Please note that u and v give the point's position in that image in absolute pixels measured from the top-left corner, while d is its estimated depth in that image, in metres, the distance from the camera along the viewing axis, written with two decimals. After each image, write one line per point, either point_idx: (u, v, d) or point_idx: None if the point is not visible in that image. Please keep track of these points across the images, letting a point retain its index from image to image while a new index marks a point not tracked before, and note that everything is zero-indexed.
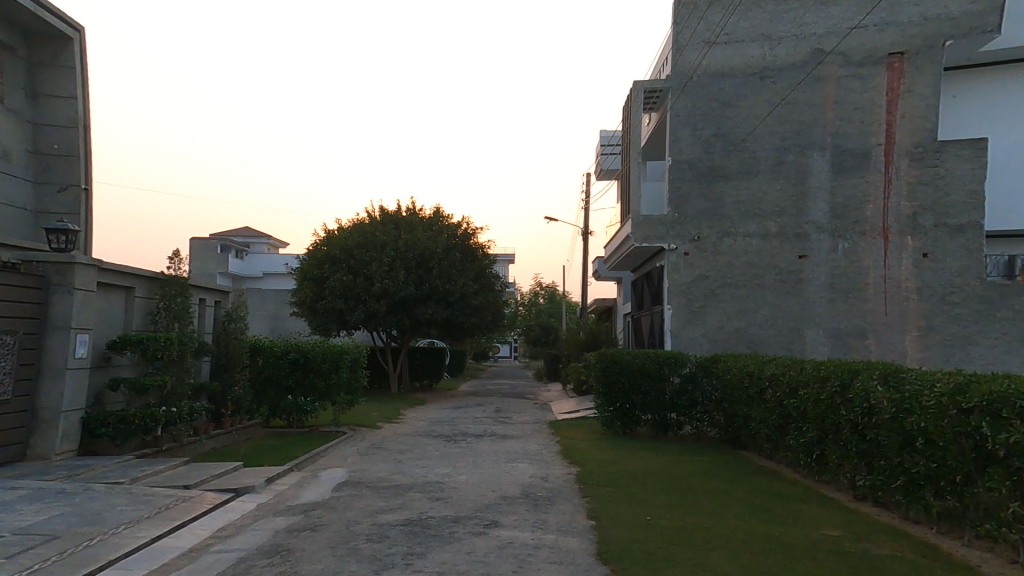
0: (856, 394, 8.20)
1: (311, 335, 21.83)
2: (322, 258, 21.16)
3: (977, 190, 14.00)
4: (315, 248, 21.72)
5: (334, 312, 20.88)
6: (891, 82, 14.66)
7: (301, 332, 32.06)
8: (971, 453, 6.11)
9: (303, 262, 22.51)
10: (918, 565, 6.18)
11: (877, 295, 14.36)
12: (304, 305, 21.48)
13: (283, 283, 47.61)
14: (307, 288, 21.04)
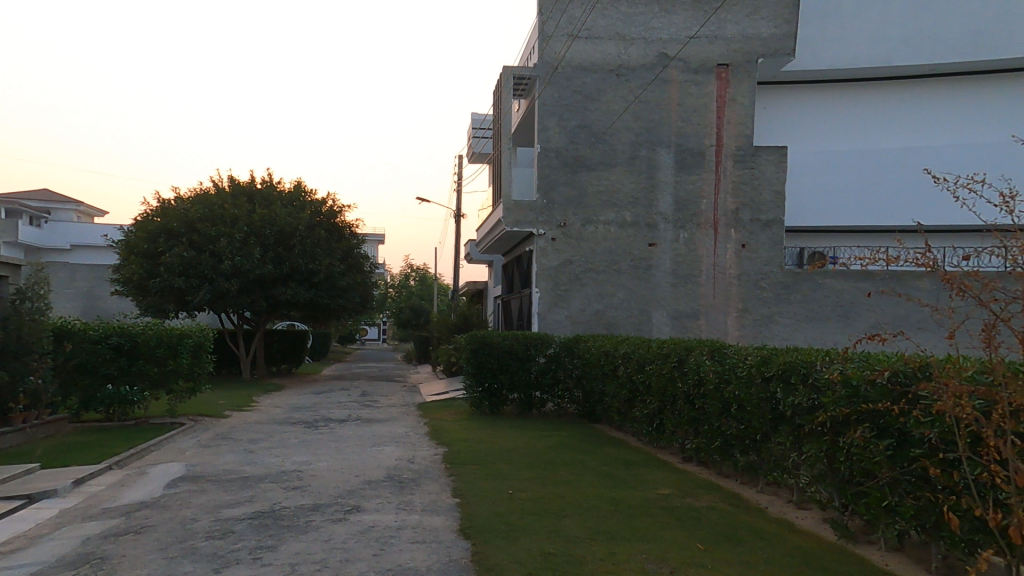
0: (689, 368, 9.29)
1: (141, 318, 19.41)
2: (156, 230, 18.85)
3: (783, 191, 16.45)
4: (145, 219, 19.26)
5: (173, 292, 18.68)
6: (719, 90, 16.54)
7: (125, 314, 28.15)
8: (769, 414, 7.28)
9: (128, 233, 19.85)
10: (726, 512, 7.24)
11: (710, 281, 16.30)
12: (133, 282, 19.02)
13: (99, 257, 41.25)
14: (138, 263, 18.58)
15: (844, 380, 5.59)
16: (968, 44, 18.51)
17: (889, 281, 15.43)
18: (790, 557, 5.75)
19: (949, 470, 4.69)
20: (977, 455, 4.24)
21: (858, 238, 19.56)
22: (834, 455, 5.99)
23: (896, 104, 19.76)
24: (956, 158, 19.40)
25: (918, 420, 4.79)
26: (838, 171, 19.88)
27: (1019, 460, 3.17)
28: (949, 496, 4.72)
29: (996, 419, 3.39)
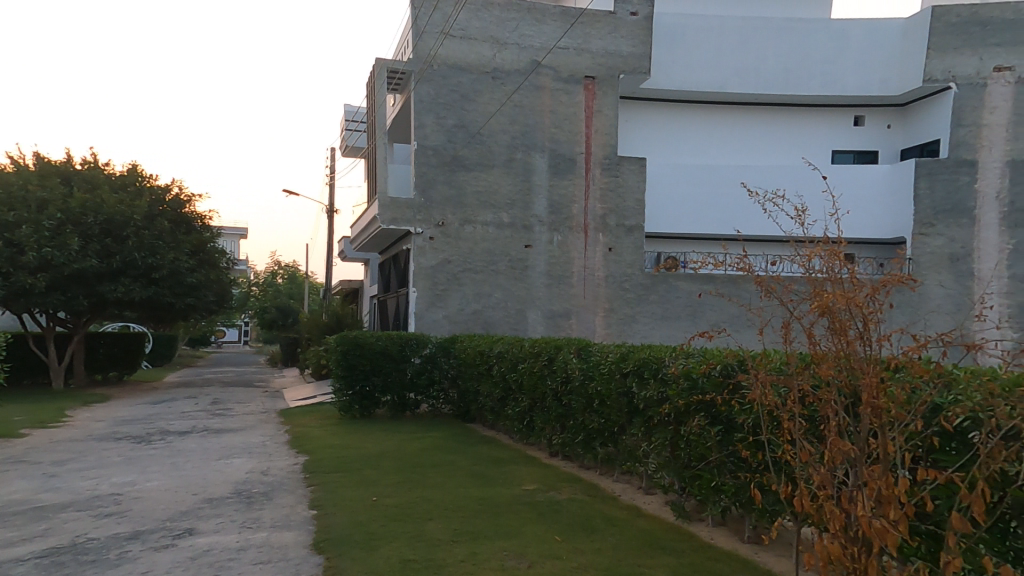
0: (557, 366, 9.59)
1: None
2: None
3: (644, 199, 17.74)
4: None
5: None
6: (587, 101, 17.46)
7: None
8: (625, 407, 7.71)
9: None
10: (583, 502, 7.56)
11: (580, 282, 17.12)
12: None
13: None
14: None
15: (685, 374, 6.07)
16: (785, 80, 20.94)
17: (724, 284, 17.26)
18: (632, 540, 6.13)
19: (760, 451, 5.28)
20: (781, 437, 4.79)
21: (698, 244, 21.49)
22: (676, 443, 6.51)
23: (735, 125, 22.12)
24: (772, 172, 21.00)
25: (739, 408, 5.33)
26: (682, 181, 20.98)
27: (803, 439, 3.60)
28: (759, 475, 5.31)
29: (788, 404, 3.82)
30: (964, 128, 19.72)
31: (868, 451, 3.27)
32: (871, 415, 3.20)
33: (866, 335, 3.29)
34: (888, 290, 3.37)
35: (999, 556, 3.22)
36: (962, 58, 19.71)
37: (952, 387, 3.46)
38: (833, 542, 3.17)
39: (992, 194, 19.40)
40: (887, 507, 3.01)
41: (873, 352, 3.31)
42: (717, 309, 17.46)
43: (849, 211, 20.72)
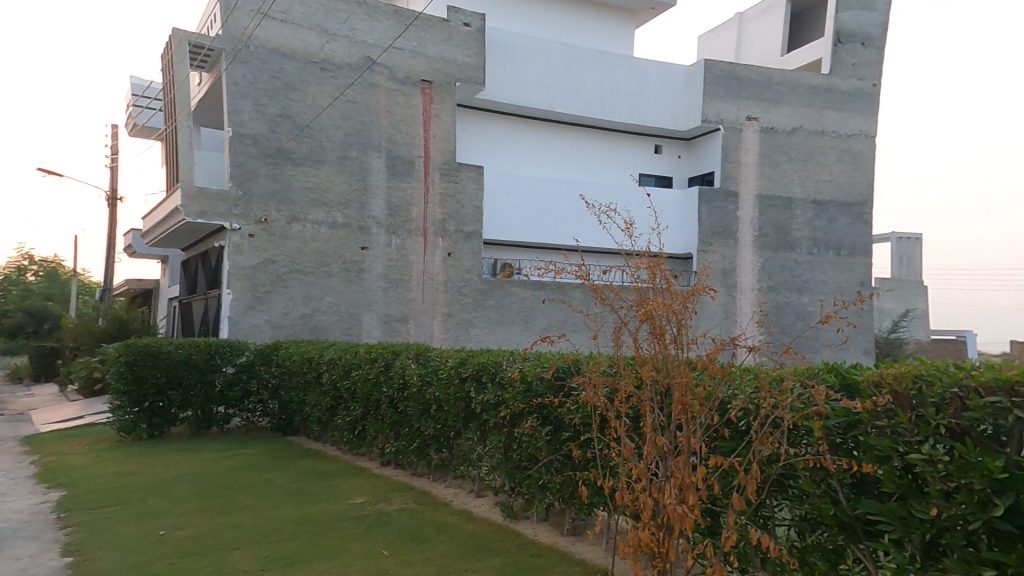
0: (395, 372, 9.24)
1: None
2: None
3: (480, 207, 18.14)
4: None
5: None
6: (425, 105, 17.34)
7: None
8: (462, 411, 7.74)
9: None
10: (414, 512, 7.39)
11: (419, 286, 16.92)
12: None
13: None
14: None
15: (521, 377, 6.32)
16: (601, 107, 23.30)
17: (556, 290, 18.46)
18: (461, 545, 6.17)
19: (585, 448, 5.70)
20: (604, 434, 5.24)
21: (534, 252, 22.73)
22: (509, 444, 6.76)
23: (561, 144, 23.95)
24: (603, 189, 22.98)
25: (569, 408, 5.70)
26: (515, 191, 21.94)
27: (625, 437, 3.95)
28: (582, 471, 5.74)
29: (615, 404, 4.20)
30: (729, 163, 24.08)
31: (674, 444, 3.72)
32: (679, 411, 3.65)
33: (680, 339, 3.75)
34: (695, 299, 3.88)
35: (756, 524, 3.93)
36: (728, 106, 24.09)
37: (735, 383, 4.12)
38: (643, 530, 3.55)
39: (750, 220, 24.04)
40: (686, 495, 3.47)
41: (683, 355, 3.79)
42: (549, 314, 18.64)
43: (668, 227, 23.76)
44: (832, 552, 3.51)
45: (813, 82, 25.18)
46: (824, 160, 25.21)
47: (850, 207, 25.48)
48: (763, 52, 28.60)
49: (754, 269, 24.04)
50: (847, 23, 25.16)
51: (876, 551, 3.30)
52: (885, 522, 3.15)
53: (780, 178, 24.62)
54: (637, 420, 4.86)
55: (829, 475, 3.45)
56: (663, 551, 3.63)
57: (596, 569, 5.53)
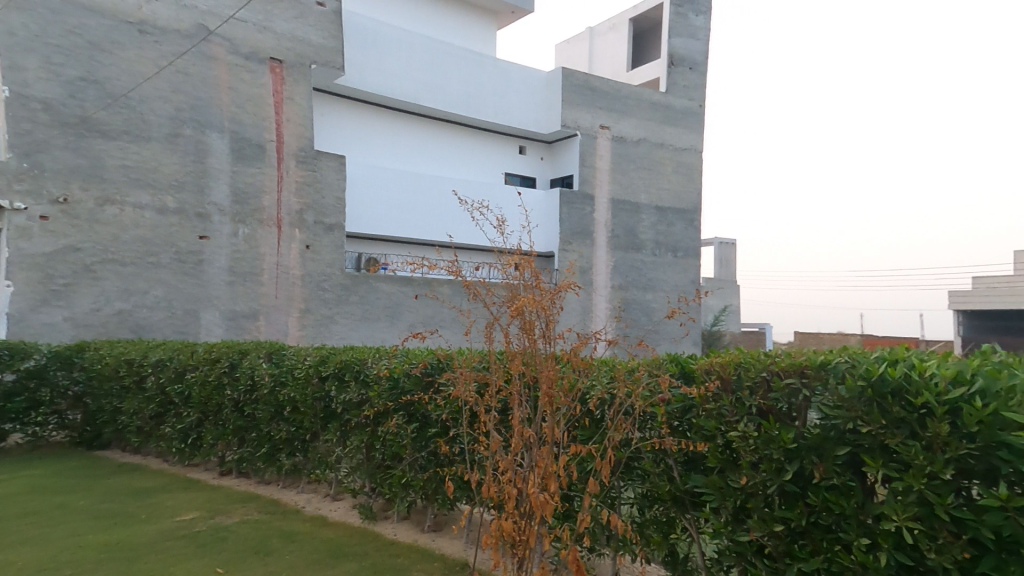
0: (242, 373, 8.37)
1: None
2: None
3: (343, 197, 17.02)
4: None
5: None
6: (275, 86, 15.93)
7: None
8: (321, 412, 7.29)
9: None
10: (260, 523, 6.80)
11: (272, 280, 15.57)
12: None
13: None
14: None
15: (389, 375, 6.16)
16: (467, 104, 23.45)
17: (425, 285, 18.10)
18: (313, 554, 5.84)
19: (452, 444, 5.70)
20: (472, 429, 5.33)
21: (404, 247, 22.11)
22: (372, 444, 6.57)
23: (427, 138, 23.61)
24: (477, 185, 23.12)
25: (438, 404, 5.68)
26: (381, 184, 21.08)
27: (493, 430, 4.03)
28: (448, 466, 5.75)
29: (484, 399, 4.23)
30: (585, 167, 25.84)
31: (539, 435, 3.85)
32: (545, 403, 3.78)
33: (548, 334, 3.93)
34: (561, 296, 4.10)
35: (605, 505, 4.29)
36: (583, 114, 25.78)
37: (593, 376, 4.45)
38: (506, 520, 3.59)
39: (604, 222, 26.05)
40: (548, 482, 3.54)
41: (550, 349, 3.95)
42: (419, 310, 18.35)
43: (536, 225, 24.86)
44: (665, 524, 3.99)
45: (654, 99, 27.96)
46: (663, 171, 28.27)
47: (684, 214, 28.86)
48: (612, 67, 31.04)
49: (608, 268, 26.13)
50: (680, 49, 28.34)
51: (699, 519, 3.80)
52: (708, 493, 3.65)
53: (628, 185, 27.01)
54: (503, 412, 5.03)
55: (667, 456, 3.89)
56: (524, 539, 3.67)
57: (456, 564, 5.58)
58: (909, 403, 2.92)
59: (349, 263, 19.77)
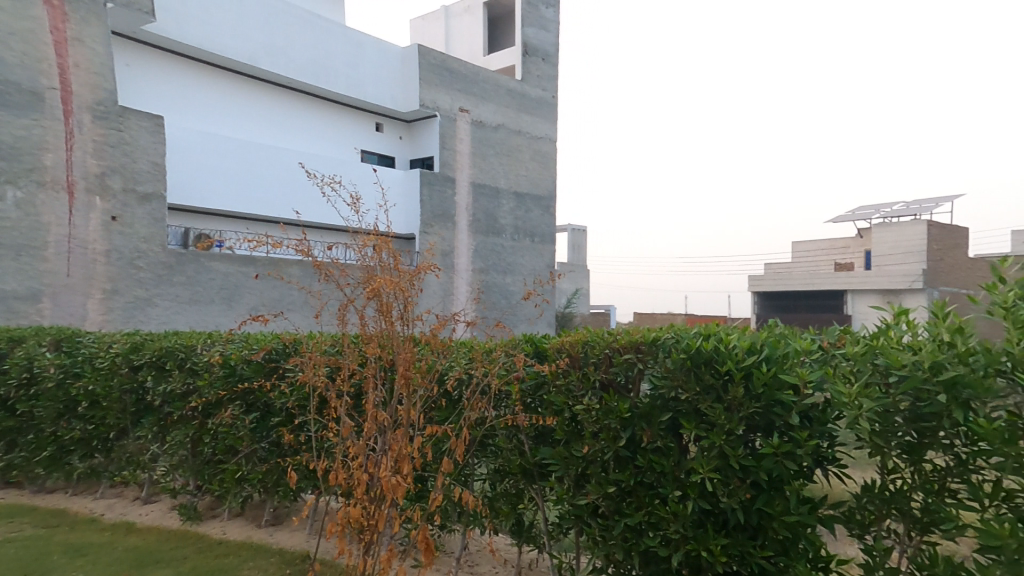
0: (14, 365, 6.95)
1: None
2: None
3: (159, 163, 15.01)
4: None
5: None
6: (53, 22, 13.51)
7: None
8: (132, 407, 6.38)
9: None
10: (41, 535, 5.76)
11: (59, 255, 13.41)
12: None
13: None
14: None
15: (223, 361, 5.60)
16: (314, 71, 21.80)
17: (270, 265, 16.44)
18: (122, 563, 5.12)
19: (298, 432, 5.34)
20: (320, 415, 5.06)
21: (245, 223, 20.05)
22: (200, 438, 5.95)
23: (271, 106, 21.55)
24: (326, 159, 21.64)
25: (282, 392, 5.27)
26: (215, 152, 18.80)
27: (344, 415, 3.84)
28: (292, 457, 5.40)
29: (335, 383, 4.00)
30: (446, 150, 25.74)
31: (394, 418, 3.75)
32: (402, 385, 3.69)
33: (405, 316, 3.83)
34: (421, 278, 4.03)
35: (458, 483, 4.40)
36: (443, 95, 25.65)
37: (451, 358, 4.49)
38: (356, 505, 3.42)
39: (465, 205, 26.21)
40: (402, 463, 3.42)
41: (408, 331, 3.86)
42: (263, 292, 16.85)
43: (394, 204, 23.87)
44: (514, 496, 4.23)
45: (511, 86, 28.75)
46: (520, 157, 29.27)
47: (540, 200, 30.25)
48: (469, 50, 31.16)
49: (469, 251, 26.41)
50: (532, 39, 29.53)
51: (545, 488, 4.07)
52: (553, 463, 3.92)
53: (488, 169, 27.50)
54: (357, 398, 4.85)
55: (519, 431, 4.09)
56: (372, 523, 3.53)
57: (294, 555, 5.30)
58: (717, 372, 3.41)
59: (172, 237, 16.94)
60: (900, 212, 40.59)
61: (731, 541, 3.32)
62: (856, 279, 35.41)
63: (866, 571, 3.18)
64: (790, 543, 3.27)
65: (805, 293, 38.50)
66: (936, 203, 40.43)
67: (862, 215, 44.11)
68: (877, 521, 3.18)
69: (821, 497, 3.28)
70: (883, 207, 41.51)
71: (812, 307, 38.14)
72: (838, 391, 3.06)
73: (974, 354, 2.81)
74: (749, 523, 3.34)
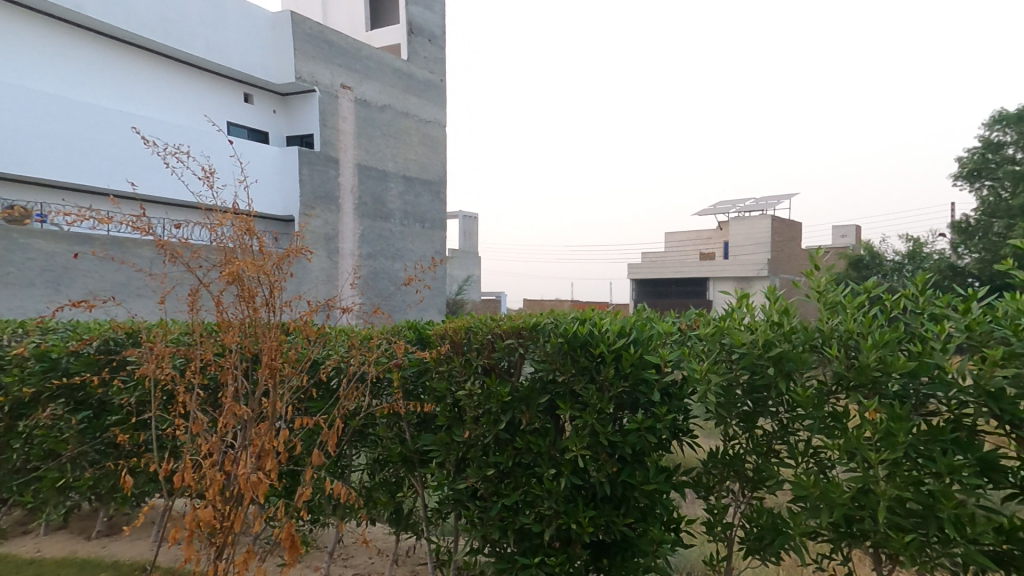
0: None
1: None
2: None
3: None
4: None
5: None
6: None
7: None
8: None
9: None
10: None
11: None
12: None
13: None
14: None
15: (40, 354, 4.88)
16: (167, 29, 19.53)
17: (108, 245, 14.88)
18: None
19: (137, 432, 4.74)
20: (167, 412, 4.59)
21: (64, 194, 17.05)
22: (8, 445, 5.11)
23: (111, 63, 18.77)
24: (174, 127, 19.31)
25: (118, 387, 4.67)
26: (33, 110, 15.83)
27: (197, 410, 3.49)
28: (131, 459, 4.84)
29: (186, 375, 3.60)
30: (327, 128, 24.34)
31: (257, 411, 3.49)
32: (268, 375, 3.44)
33: (271, 302, 3.55)
34: (290, 261, 3.75)
35: (333, 475, 4.31)
36: (320, 69, 24.09)
37: (328, 346, 4.29)
38: (207, 508, 3.12)
39: (349, 187, 25.01)
40: (268, 458, 3.19)
41: (275, 318, 3.58)
42: (94, 274, 14.97)
43: (256, 180, 21.30)
44: (393, 484, 4.21)
45: (396, 65, 27.92)
46: (408, 140, 28.66)
47: (430, 185, 29.85)
48: (349, 24, 29.52)
49: (355, 236, 25.31)
50: (418, 18, 28.82)
51: (425, 474, 4.08)
52: (435, 449, 3.94)
53: (375, 150, 26.56)
54: (214, 389, 4.48)
55: (401, 420, 4.06)
56: (228, 525, 3.27)
57: (131, 566, 4.78)
58: (591, 355, 3.63)
59: None
60: (750, 207, 45.93)
61: (598, 513, 3.57)
62: (716, 267, 40.81)
63: (709, 528, 3.62)
64: (648, 509, 3.59)
65: (675, 279, 43.67)
66: (778, 200, 46.37)
67: (722, 209, 49.09)
68: (720, 483, 3.61)
69: (676, 466, 3.65)
70: (739, 202, 46.51)
71: (681, 291, 43.74)
72: (692, 368, 3.40)
73: (796, 332, 3.26)
74: (615, 494, 3.61)
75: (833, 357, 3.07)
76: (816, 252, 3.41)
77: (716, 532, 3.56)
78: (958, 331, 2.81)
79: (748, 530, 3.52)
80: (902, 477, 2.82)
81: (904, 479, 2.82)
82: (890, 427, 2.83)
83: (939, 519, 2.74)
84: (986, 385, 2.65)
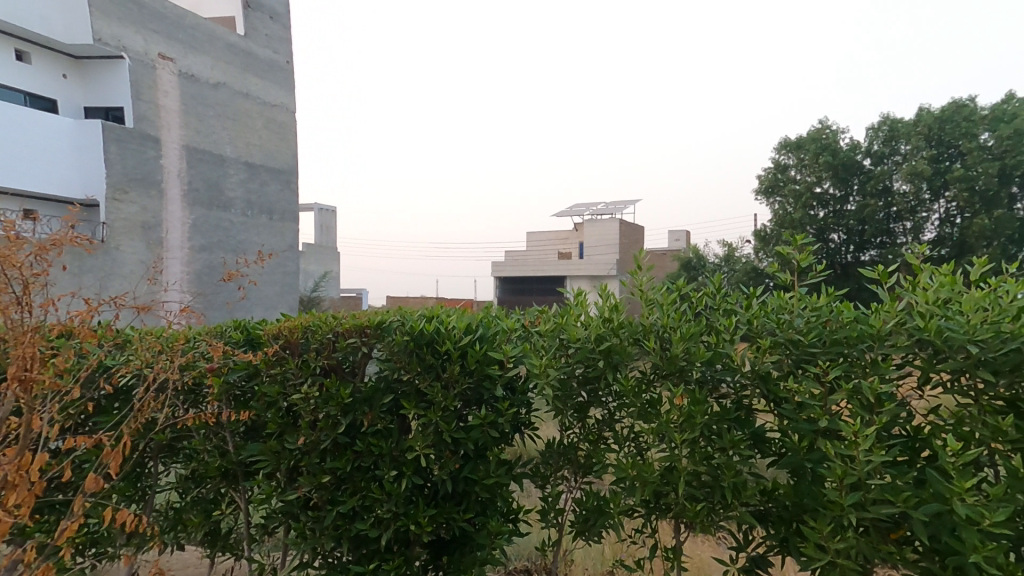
0: None
1: None
2: None
3: None
4: None
5: None
6: None
7: None
8: None
9: None
10: None
11: None
12: None
13: None
14: None
15: None
16: None
17: None
18: None
19: None
20: None
21: None
22: None
23: None
24: None
25: None
26: None
27: None
28: None
29: None
30: (143, 103, 21.08)
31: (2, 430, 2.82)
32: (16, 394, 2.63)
33: (26, 300, 2.72)
34: (58, 250, 3.06)
35: (135, 498, 3.93)
36: (127, 31, 20.59)
37: (125, 350, 3.75)
38: None
39: (175, 171, 22.13)
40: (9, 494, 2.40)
41: (30, 320, 2.79)
42: None
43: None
44: (210, 503, 3.87)
45: (230, 40, 25.32)
46: (251, 124, 26.19)
47: (278, 174, 27.62)
48: None
49: (184, 226, 22.49)
50: None
51: (250, 488, 3.81)
52: (262, 459, 3.66)
53: (208, 133, 23.85)
54: None
55: (221, 429, 3.72)
56: None
57: None
58: (437, 352, 3.59)
59: None
60: (601, 211, 49.72)
61: (439, 511, 3.58)
62: (572, 267, 43.34)
63: (543, 515, 3.87)
64: (488, 503, 3.68)
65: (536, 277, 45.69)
66: (624, 205, 50.89)
67: (575, 211, 52.48)
68: (555, 471, 3.85)
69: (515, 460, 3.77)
70: (590, 205, 50.09)
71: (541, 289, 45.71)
72: (531, 363, 3.54)
73: (623, 326, 3.54)
74: (457, 490, 3.65)
75: (650, 350, 3.39)
76: (639, 254, 3.72)
77: (549, 516, 3.82)
78: (743, 323, 3.27)
79: (577, 512, 3.81)
80: (698, 454, 3.23)
81: (699, 456, 3.23)
82: (691, 410, 3.21)
83: (723, 488, 3.19)
84: (760, 369, 3.12)
